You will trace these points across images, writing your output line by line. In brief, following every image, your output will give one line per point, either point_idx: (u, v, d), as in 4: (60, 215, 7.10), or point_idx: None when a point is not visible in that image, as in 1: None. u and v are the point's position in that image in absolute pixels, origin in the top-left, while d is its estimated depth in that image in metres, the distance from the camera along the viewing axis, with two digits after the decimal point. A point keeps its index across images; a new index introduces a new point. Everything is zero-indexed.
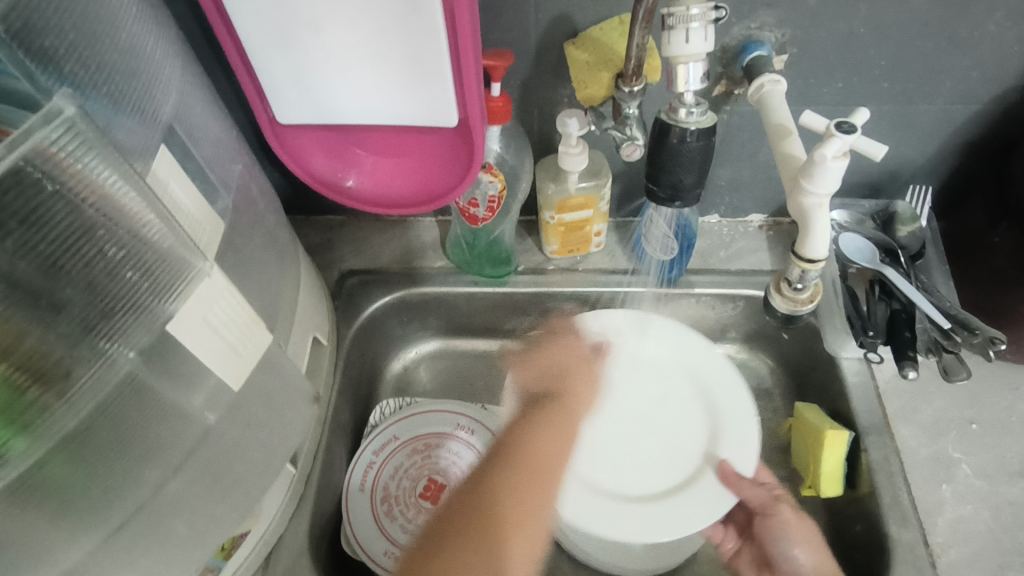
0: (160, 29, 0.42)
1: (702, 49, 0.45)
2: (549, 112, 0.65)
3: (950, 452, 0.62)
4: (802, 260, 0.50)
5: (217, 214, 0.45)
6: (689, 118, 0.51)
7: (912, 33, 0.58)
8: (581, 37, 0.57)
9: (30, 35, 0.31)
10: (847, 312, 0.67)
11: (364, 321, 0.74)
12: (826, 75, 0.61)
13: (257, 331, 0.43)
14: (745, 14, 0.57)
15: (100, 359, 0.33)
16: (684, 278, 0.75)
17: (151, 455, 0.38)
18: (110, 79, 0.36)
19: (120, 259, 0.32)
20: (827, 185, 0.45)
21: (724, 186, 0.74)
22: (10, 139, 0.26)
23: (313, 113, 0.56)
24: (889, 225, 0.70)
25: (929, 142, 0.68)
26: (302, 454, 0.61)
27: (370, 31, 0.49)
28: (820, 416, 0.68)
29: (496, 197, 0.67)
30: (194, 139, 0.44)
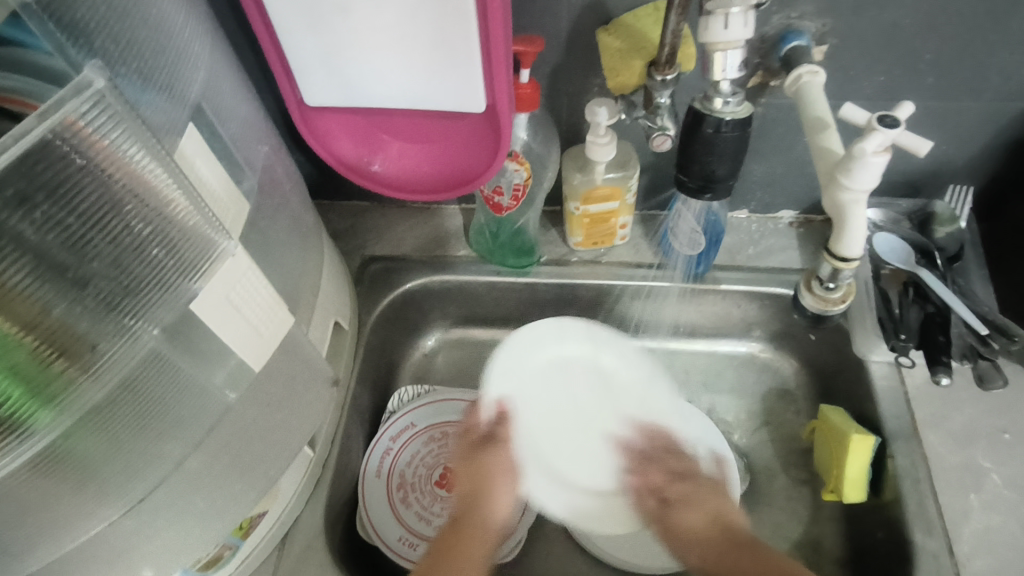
0: (189, 7, 0.42)
1: (741, 36, 0.44)
2: (578, 101, 0.64)
3: (980, 461, 0.60)
4: (836, 259, 0.49)
5: (243, 195, 0.45)
6: (724, 108, 0.49)
7: (960, 26, 0.55)
8: (615, 23, 0.56)
9: (64, 9, 0.32)
10: (879, 314, 0.65)
11: (385, 307, 0.74)
12: (867, 68, 0.59)
13: (280, 312, 0.43)
14: (785, 3, 0.55)
15: (124, 335, 0.33)
16: (710, 274, 0.74)
17: (172, 431, 0.38)
18: (142, 56, 0.36)
19: (146, 236, 0.32)
20: (866, 180, 0.43)
21: (755, 181, 0.72)
22: (40, 110, 0.26)
23: (341, 96, 0.56)
24: (927, 225, 0.68)
25: (973, 140, 0.65)
26: (319, 438, 0.61)
27: (400, 13, 0.48)
28: (845, 419, 0.66)
29: (521, 185, 0.66)
30: (221, 119, 0.44)
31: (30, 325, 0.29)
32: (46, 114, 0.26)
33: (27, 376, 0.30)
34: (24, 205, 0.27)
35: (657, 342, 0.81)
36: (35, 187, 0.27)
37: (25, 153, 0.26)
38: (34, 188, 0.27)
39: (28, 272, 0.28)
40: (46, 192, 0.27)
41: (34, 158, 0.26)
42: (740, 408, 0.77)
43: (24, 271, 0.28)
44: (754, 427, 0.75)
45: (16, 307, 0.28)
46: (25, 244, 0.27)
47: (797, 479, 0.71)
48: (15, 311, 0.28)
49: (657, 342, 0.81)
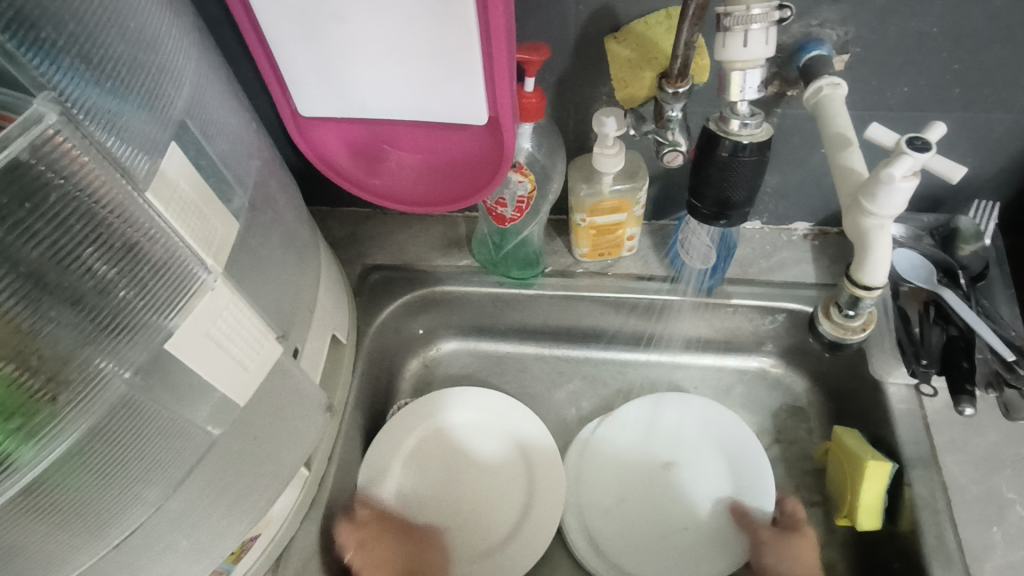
0: (172, 17, 0.39)
1: (762, 53, 0.41)
2: (586, 110, 0.61)
3: (1003, 492, 0.58)
4: (858, 286, 0.46)
5: (233, 214, 0.43)
6: (742, 130, 0.47)
7: (992, 36, 0.52)
8: (624, 31, 0.53)
9: (23, 23, 0.29)
10: (898, 336, 0.62)
11: (385, 318, 0.72)
12: (890, 79, 0.56)
13: (267, 342, 0.41)
14: (806, 10, 0.52)
15: (96, 379, 0.32)
16: (721, 288, 0.71)
17: (154, 471, 0.36)
18: (114, 72, 0.33)
19: (113, 276, 0.31)
20: (892, 207, 0.41)
21: (769, 192, 0.69)
22: (11, 130, 0.26)
23: (337, 106, 0.53)
24: (950, 242, 0.65)
25: (1000, 153, 0.62)
26: (317, 457, 0.58)
27: (398, 21, 0.45)
28: (861, 442, 0.63)
29: (525, 197, 0.63)
30: (208, 135, 0.41)
31: (13, 356, 0.28)
32: (22, 129, 0.26)
33: (9, 409, 0.29)
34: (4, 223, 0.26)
35: (666, 355, 0.78)
36: (14, 206, 0.26)
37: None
38: (10, 208, 0.26)
39: (11, 293, 0.27)
40: (28, 208, 0.27)
41: (7, 178, 0.26)
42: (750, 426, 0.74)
43: (9, 290, 0.27)
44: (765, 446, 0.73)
45: None
46: (9, 265, 0.27)
47: (809, 501, 0.69)
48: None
49: (665, 356, 0.78)
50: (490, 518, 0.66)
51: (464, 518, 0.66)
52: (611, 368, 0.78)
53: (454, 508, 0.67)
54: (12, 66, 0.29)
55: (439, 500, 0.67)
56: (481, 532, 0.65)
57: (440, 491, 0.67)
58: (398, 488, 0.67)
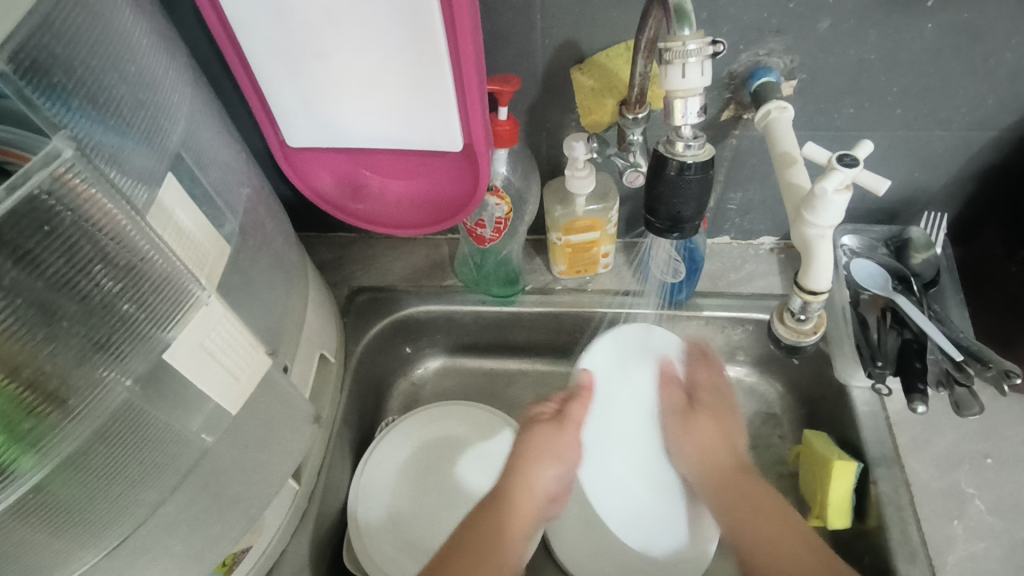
0: (168, 59, 0.43)
1: (699, 84, 0.45)
2: (557, 136, 0.65)
3: (962, 487, 0.60)
4: (804, 291, 0.50)
5: (224, 237, 0.46)
6: (687, 151, 0.51)
7: (925, 60, 0.57)
8: (588, 63, 0.58)
9: (40, 71, 0.32)
10: (856, 340, 0.65)
11: (372, 337, 0.74)
12: (837, 100, 0.60)
13: (257, 356, 0.45)
14: (752, 41, 0.56)
15: (98, 387, 0.34)
16: (692, 300, 0.74)
17: (147, 478, 0.39)
18: (117, 111, 0.37)
19: (117, 291, 0.34)
20: (830, 218, 0.45)
21: (734, 209, 0.73)
22: (29, 167, 0.29)
23: (322, 136, 0.57)
24: (903, 252, 0.70)
25: (944, 168, 0.66)
26: (305, 470, 0.60)
27: (378, 58, 0.49)
28: (828, 444, 0.67)
29: (503, 219, 0.67)
30: (201, 165, 0.45)
31: (16, 372, 0.30)
32: (41, 165, 0.29)
33: (11, 419, 0.31)
34: (9, 252, 0.29)
35: None
36: (23, 236, 0.29)
37: (13, 209, 0.28)
38: (24, 237, 0.29)
39: (14, 315, 0.30)
40: (39, 235, 0.30)
41: (22, 212, 0.28)
42: None
43: (10, 314, 0.29)
44: None
45: (8, 353, 0.30)
46: (17, 289, 0.29)
47: (784, 504, 0.71)
48: (5, 356, 0.30)
49: None
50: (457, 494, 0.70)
51: (434, 510, 0.69)
52: None
53: (431, 504, 0.69)
54: (27, 107, 0.32)
55: (421, 497, 0.69)
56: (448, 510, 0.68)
57: (419, 495, 0.69)
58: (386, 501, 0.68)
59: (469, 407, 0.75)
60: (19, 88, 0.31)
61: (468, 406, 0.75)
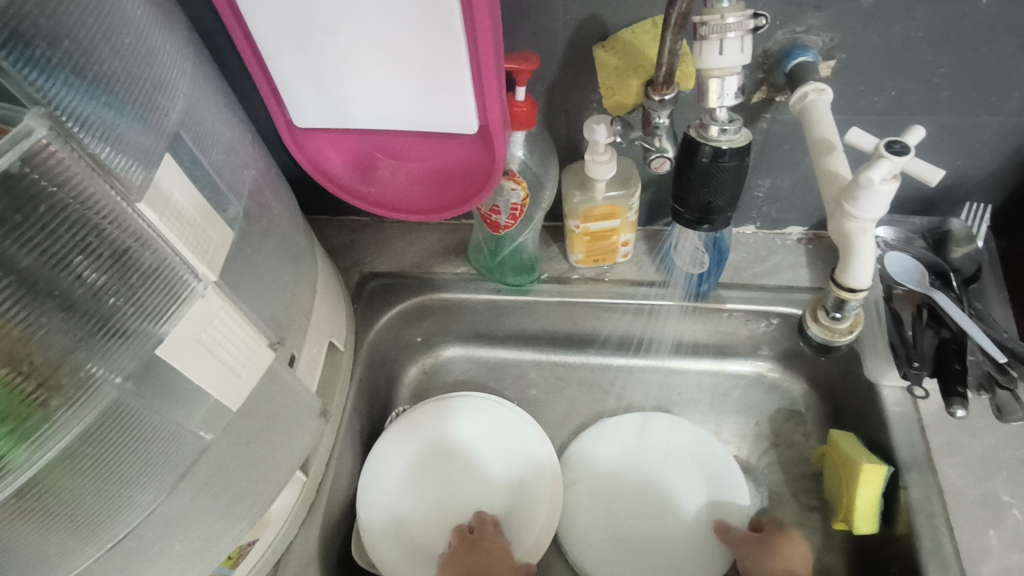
0: (167, 32, 0.40)
1: (738, 61, 0.42)
2: (577, 118, 0.62)
3: (999, 495, 0.57)
4: (842, 289, 0.46)
5: (227, 222, 0.43)
6: (721, 136, 0.47)
7: (978, 39, 0.53)
8: (613, 39, 0.54)
9: (19, 42, 0.29)
10: (890, 338, 0.62)
11: (383, 325, 0.72)
12: (877, 83, 0.56)
13: (258, 348, 0.42)
14: (790, 17, 0.52)
15: (87, 384, 0.33)
16: (715, 292, 0.71)
17: (143, 477, 0.37)
18: (108, 86, 0.34)
19: (102, 283, 0.32)
20: (874, 210, 0.41)
21: (762, 196, 0.70)
22: (10, 136, 0.27)
23: (333, 116, 0.54)
24: (941, 245, 0.66)
25: (990, 156, 0.62)
26: (313, 462, 0.59)
27: (388, 31, 0.46)
28: (856, 445, 0.64)
29: (519, 205, 0.64)
30: (203, 147, 0.42)
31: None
32: (14, 141, 0.27)
33: (4, 409, 0.30)
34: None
35: (656, 360, 0.78)
36: (11, 213, 0.27)
37: None
38: (11, 213, 0.27)
39: (9, 297, 0.28)
40: (19, 216, 0.28)
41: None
42: (747, 429, 0.74)
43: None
44: (762, 450, 0.73)
45: None
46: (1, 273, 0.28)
47: (808, 505, 0.69)
48: None
49: (654, 361, 0.78)
50: (478, 488, 0.68)
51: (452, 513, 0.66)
52: (607, 373, 0.78)
53: (450, 504, 0.67)
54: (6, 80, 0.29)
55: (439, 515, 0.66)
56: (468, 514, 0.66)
57: (435, 496, 0.67)
58: (394, 505, 0.66)
59: (464, 401, 0.72)
60: None
61: (462, 403, 0.72)
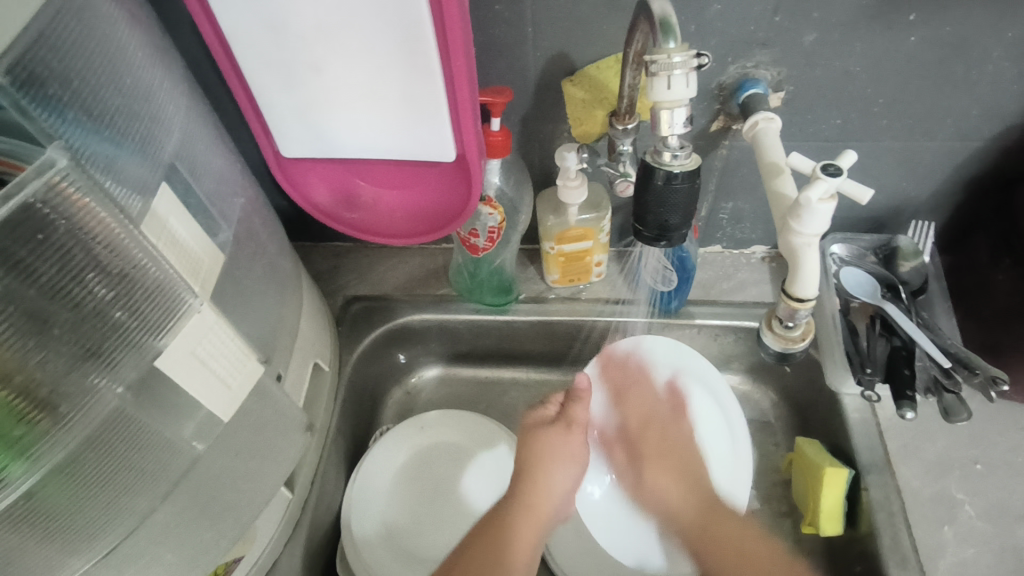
0: (163, 70, 0.43)
1: (685, 95, 0.46)
2: (549, 147, 0.66)
3: (953, 493, 0.61)
4: (791, 298, 0.50)
5: (218, 246, 0.46)
6: (673, 161, 0.51)
7: (910, 72, 0.58)
8: (579, 74, 0.59)
9: (36, 83, 0.32)
10: (846, 348, 0.67)
11: (367, 345, 0.75)
12: (824, 112, 0.61)
13: (248, 363, 0.45)
14: (740, 53, 0.57)
15: (89, 394, 0.35)
16: (684, 309, 0.75)
17: (136, 485, 0.39)
18: (111, 122, 0.38)
19: (109, 298, 0.34)
20: (815, 226, 0.45)
21: (726, 218, 0.74)
22: (25, 175, 0.29)
23: (317, 147, 0.58)
24: (891, 260, 0.70)
25: (931, 178, 0.67)
26: (298, 478, 0.60)
27: (370, 69, 0.50)
28: (820, 451, 0.67)
29: (496, 228, 0.67)
30: (196, 176, 0.45)
31: (7, 380, 0.31)
32: (34, 175, 0.29)
33: (5, 426, 0.31)
34: (6, 262, 0.29)
35: None
36: (19, 245, 0.30)
37: (6, 218, 0.28)
38: (18, 246, 0.30)
39: (9, 326, 0.30)
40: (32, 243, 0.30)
41: (16, 220, 0.29)
42: None
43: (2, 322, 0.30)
44: None
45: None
46: (9, 297, 0.30)
47: (778, 512, 0.71)
48: None
49: None
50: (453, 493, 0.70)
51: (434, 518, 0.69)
52: None
53: (434, 515, 0.69)
54: (21, 117, 0.32)
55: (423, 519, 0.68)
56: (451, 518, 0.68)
57: (421, 505, 0.69)
58: (382, 518, 0.68)
59: (454, 414, 0.75)
60: (15, 99, 0.32)
61: (450, 414, 0.75)
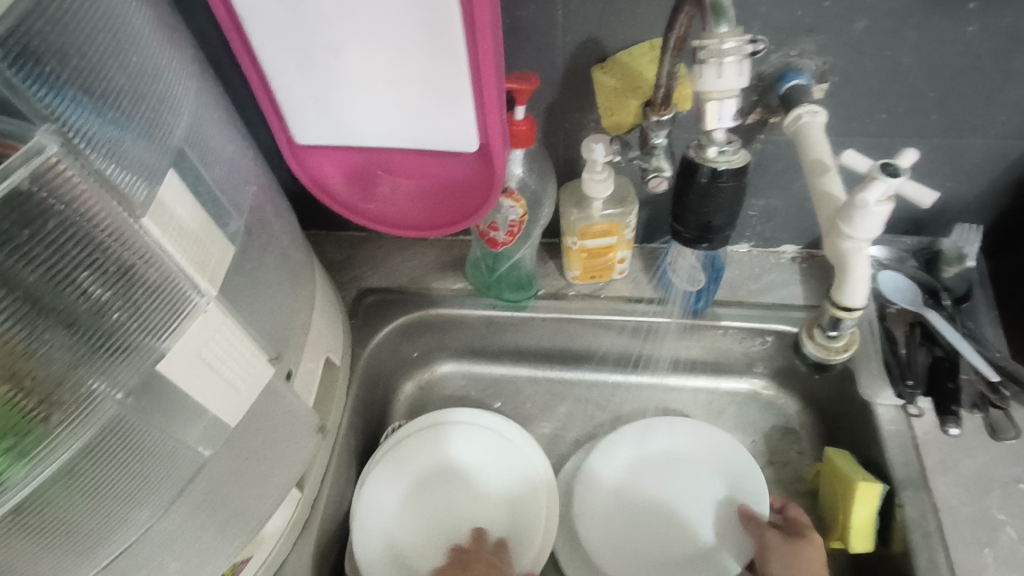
0: (172, 48, 0.41)
1: (737, 84, 0.43)
2: (575, 138, 0.63)
3: (994, 513, 0.57)
4: (838, 307, 0.47)
5: (228, 237, 0.43)
6: (719, 157, 0.48)
7: (966, 65, 0.54)
8: (610, 62, 0.55)
9: (31, 59, 0.30)
10: (885, 358, 0.64)
11: (380, 339, 0.72)
12: (869, 106, 0.58)
13: (258, 364, 0.42)
14: (783, 42, 0.54)
15: (88, 400, 0.33)
16: (710, 309, 0.71)
17: (139, 495, 0.37)
18: (115, 102, 0.35)
19: (106, 300, 0.32)
20: (868, 229, 0.42)
21: (756, 216, 0.71)
22: (22, 154, 0.27)
23: (334, 133, 0.55)
24: (934, 265, 0.68)
25: (978, 179, 0.63)
26: (309, 477, 0.58)
27: (391, 50, 0.47)
28: (851, 463, 0.64)
29: (517, 221, 0.64)
30: (206, 161, 0.43)
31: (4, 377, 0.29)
32: (23, 160, 0.27)
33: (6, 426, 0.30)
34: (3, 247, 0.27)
35: (655, 377, 0.79)
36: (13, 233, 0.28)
37: None
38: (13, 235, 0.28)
39: (9, 316, 0.28)
40: (27, 232, 0.28)
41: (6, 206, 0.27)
42: (743, 448, 0.74)
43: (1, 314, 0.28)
44: (758, 468, 0.73)
45: None
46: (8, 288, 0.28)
47: None
48: None
49: (653, 379, 0.79)
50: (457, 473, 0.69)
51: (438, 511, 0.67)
52: (602, 390, 0.79)
53: (444, 528, 0.67)
54: (15, 96, 0.30)
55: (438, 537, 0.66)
56: (461, 506, 0.68)
57: (432, 517, 0.67)
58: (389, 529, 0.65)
59: (459, 419, 0.72)
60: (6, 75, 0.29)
61: (457, 423, 0.71)
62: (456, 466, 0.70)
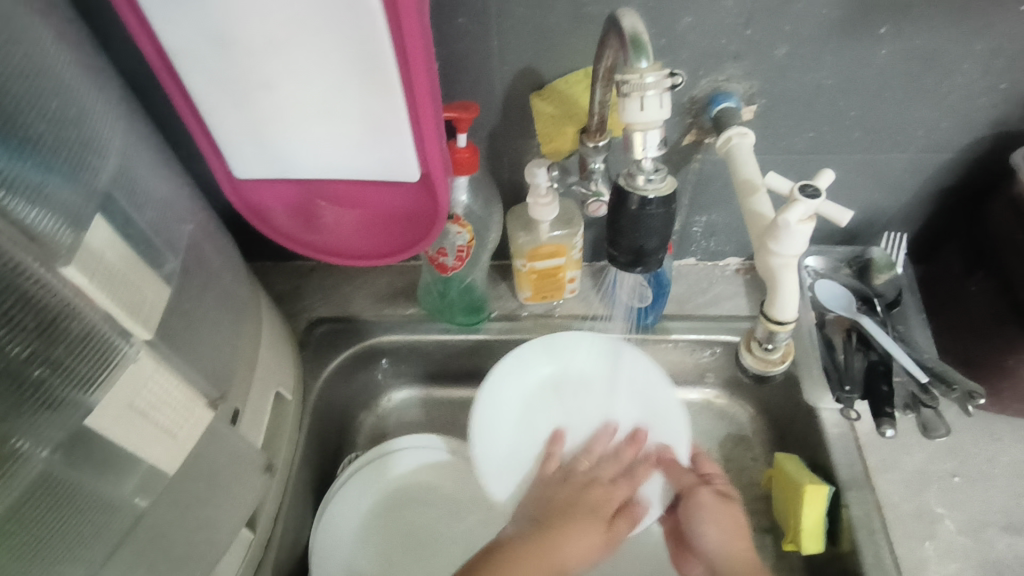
0: (98, 91, 0.40)
1: (657, 116, 0.44)
2: (517, 163, 0.64)
3: (933, 508, 0.60)
4: (771, 321, 0.49)
5: (164, 279, 0.43)
6: (648, 185, 0.49)
7: (881, 85, 0.57)
8: (548, 89, 0.57)
9: None
10: (824, 364, 0.66)
11: (332, 369, 0.71)
12: (796, 125, 0.60)
13: (195, 409, 0.42)
14: (710, 67, 0.56)
15: (13, 460, 0.32)
16: (661, 324, 0.73)
17: (71, 554, 0.35)
18: (37, 146, 0.34)
19: (25, 356, 0.31)
20: (793, 247, 0.44)
21: (699, 231, 0.73)
22: None
23: (273, 167, 0.54)
24: (866, 273, 0.71)
25: (901, 190, 0.67)
26: (262, 516, 0.56)
27: (327, 85, 0.47)
28: (799, 467, 0.66)
29: (465, 246, 0.65)
30: (138, 203, 0.42)
31: None
32: None
33: None
34: None
35: None
36: None
37: None
38: None
39: None
40: None
41: None
42: None
43: None
44: None
45: None
46: None
47: (759, 528, 0.70)
48: None
49: None
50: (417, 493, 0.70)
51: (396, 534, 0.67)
52: None
53: (405, 556, 0.66)
54: None
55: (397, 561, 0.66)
56: (423, 530, 0.68)
57: (393, 547, 0.67)
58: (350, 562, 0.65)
59: (421, 446, 0.71)
60: None
61: (418, 447, 0.71)
62: (417, 483, 0.70)
